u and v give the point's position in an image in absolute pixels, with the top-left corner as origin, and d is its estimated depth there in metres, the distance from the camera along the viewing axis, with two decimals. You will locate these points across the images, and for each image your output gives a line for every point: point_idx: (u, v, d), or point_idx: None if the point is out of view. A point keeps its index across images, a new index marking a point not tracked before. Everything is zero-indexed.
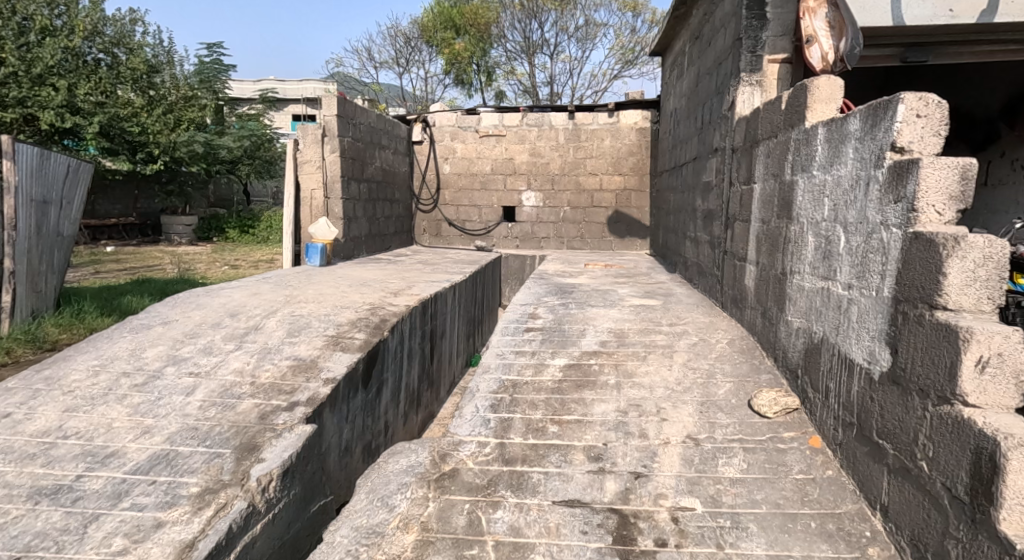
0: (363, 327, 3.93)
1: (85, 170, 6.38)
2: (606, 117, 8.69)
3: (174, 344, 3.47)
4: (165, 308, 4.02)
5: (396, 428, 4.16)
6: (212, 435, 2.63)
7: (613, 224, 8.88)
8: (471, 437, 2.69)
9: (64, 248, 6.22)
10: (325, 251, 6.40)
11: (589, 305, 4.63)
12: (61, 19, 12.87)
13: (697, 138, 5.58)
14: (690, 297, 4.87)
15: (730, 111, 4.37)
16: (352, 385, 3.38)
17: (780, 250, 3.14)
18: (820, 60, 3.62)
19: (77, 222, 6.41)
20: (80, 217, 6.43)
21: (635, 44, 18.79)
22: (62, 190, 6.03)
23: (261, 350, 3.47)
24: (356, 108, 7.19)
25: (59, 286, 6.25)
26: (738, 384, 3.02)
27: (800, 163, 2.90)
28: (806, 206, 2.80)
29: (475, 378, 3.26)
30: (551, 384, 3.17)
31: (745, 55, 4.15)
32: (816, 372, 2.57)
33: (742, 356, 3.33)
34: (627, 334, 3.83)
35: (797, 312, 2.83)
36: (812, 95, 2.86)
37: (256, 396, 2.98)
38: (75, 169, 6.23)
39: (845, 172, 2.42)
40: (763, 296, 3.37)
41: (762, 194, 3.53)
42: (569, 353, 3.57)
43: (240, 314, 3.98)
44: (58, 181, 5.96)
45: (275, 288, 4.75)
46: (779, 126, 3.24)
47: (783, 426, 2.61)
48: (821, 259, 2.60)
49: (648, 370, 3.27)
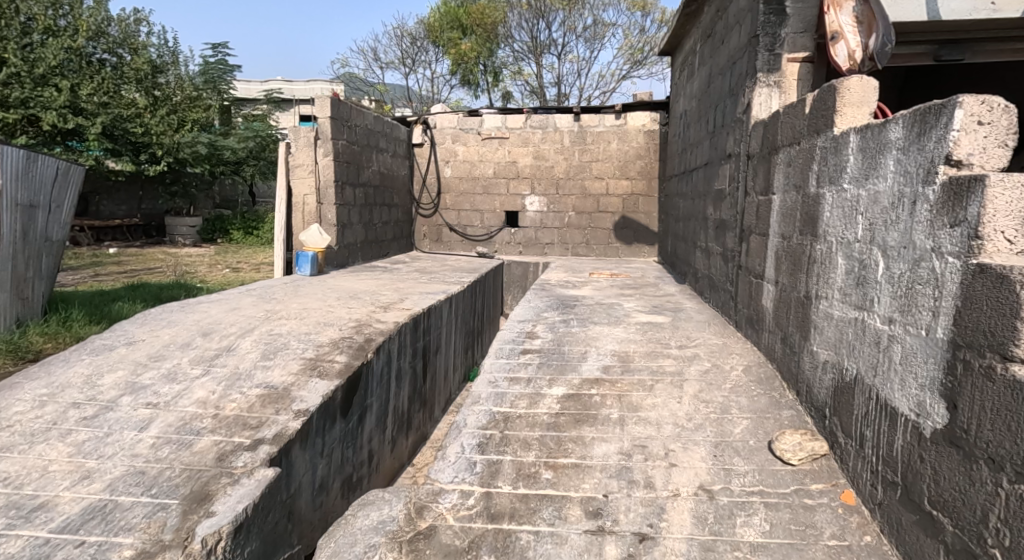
0: (345, 348, 3.62)
1: (75, 172, 6.09)
2: (613, 119, 8.37)
3: (134, 369, 3.17)
4: (132, 327, 3.73)
5: (381, 456, 3.85)
6: (159, 482, 2.33)
7: (620, 230, 8.57)
8: (454, 485, 2.37)
9: (53, 253, 5.94)
10: (317, 259, 6.10)
11: (593, 322, 4.31)
12: (65, 19, 12.63)
13: (709, 143, 5.25)
14: (701, 313, 4.53)
15: (745, 115, 4.04)
16: (329, 416, 3.07)
17: (803, 270, 2.81)
18: (847, 58, 3.27)
19: (67, 226, 6.14)
20: (70, 221, 6.16)
21: (643, 44, 18.49)
22: (50, 193, 5.75)
23: (230, 376, 3.16)
24: (351, 109, 6.89)
25: (47, 292, 5.97)
26: (756, 423, 2.69)
27: (828, 175, 2.57)
28: (835, 223, 2.47)
29: (463, 409, 2.95)
30: (546, 418, 2.85)
31: (763, 54, 3.81)
32: (846, 416, 2.25)
33: (759, 387, 3.00)
34: (632, 358, 3.51)
35: (825, 343, 2.50)
36: (841, 98, 2.53)
37: (217, 432, 2.67)
38: (65, 171, 5.96)
39: (883, 188, 2.09)
40: (783, 320, 3.05)
41: (782, 207, 3.19)
42: (567, 381, 3.24)
43: (213, 334, 3.68)
44: (46, 184, 5.69)
45: (257, 302, 4.46)
46: (802, 132, 2.92)
47: (809, 476, 2.27)
48: (853, 286, 2.27)
49: (655, 403, 2.94)
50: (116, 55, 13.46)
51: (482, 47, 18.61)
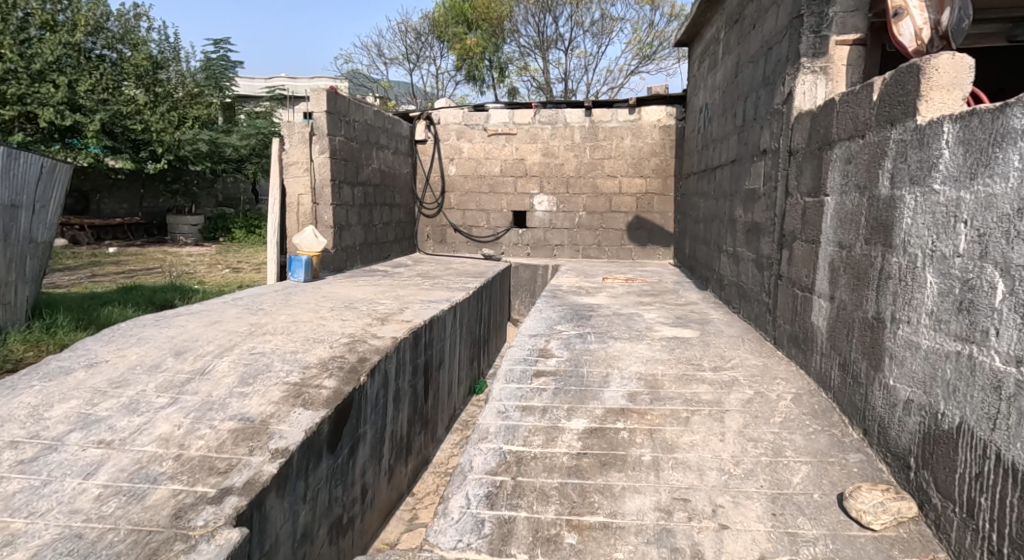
0: (335, 371, 3.20)
1: (63, 169, 5.67)
2: (626, 113, 7.91)
3: (91, 397, 2.75)
4: (96, 345, 3.31)
5: (377, 490, 3.45)
6: (98, 550, 1.91)
7: (634, 231, 8.11)
8: (456, 553, 1.94)
9: (39, 255, 5.53)
10: (312, 264, 5.68)
11: (613, 337, 3.87)
12: (63, 14, 12.22)
13: (736, 139, 4.80)
14: (731, 326, 4.10)
15: (785, 105, 3.60)
16: (314, 453, 2.65)
17: (872, 287, 2.38)
18: (913, 38, 2.79)
19: (55, 226, 5.72)
20: (58, 220, 5.74)
21: (652, 39, 18.01)
22: (34, 193, 5.33)
23: (201, 406, 2.74)
24: (349, 103, 6.45)
25: (33, 296, 5.57)
26: (818, 469, 2.25)
27: (909, 173, 2.14)
28: (922, 230, 2.04)
29: (469, 447, 2.52)
30: (567, 460, 2.43)
31: (807, 37, 3.39)
32: (943, 473, 1.83)
33: (816, 423, 2.56)
34: (661, 383, 3.07)
35: (907, 379, 2.07)
36: (926, 79, 2.09)
37: (177, 480, 2.25)
38: (52, 168, 5.53)
39: (1003, 189, 1.67)
40: (843, 343, 2.62)
41: (839, 211, 2.75)
42: (588, 412, 2.81)
43: (187, 353, 3.27)
44: (30, 182, 5.28)
45: (241, 315, 4.05)
46: (868, 122, 2.48)
47: (898, 547, 1.84)
48: (953, 310, 1.84)
49: (694, 441, 2.51)
50: (115, 51, 13.04)
51: (488, 42, 18.12)
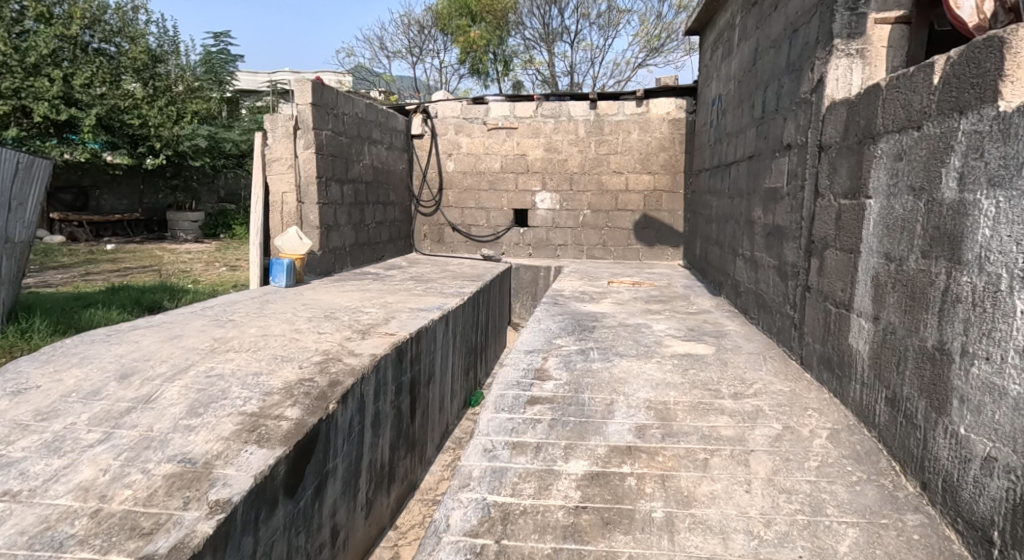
0: (300, 398, 2.79)
1: (41, 166, 5.24)
2: (633, 106, 7.48)
3: (8, 434, 2.36)
4: (33, 366, 2.92)
5: (352, 526, 3.06)
6: None
7: (641, 230, 7.68)
8: None
9: (16, 255, 5.12)
10: (294, 267, 5.28)
11: (619, 353, 3.47)
12: (60, 7, 11.82)
13: (754, 133, 4.38)
14: (750, 340, 3.68)
15: (815, 94, 3.17)
16: (266, 502, 2.26)
17: (932, 310, 1.97)
18: (973, 12, 2.36)
19: (33, 225, 5.30)
20: (36, 218, 5.31)
21: (661, 31, 17.52)
22: (9, 192, 4.90)
23: (137, 444, 2.34)
24: (337, 94, 6.03)
25: (9, 298, 5.16)
26: (868, 535, 1.83)
27: (988, 172, 1.73)
28: (1008, 244, 1.64)
29: (447, 499, 2.11)
30: (562, 517, 2.01)
31: (841, 15, 2.96)
32: None
33: (859, 470, 2.15)
34: (674, 413, 2.66)
35: (987, 431, 1.68)
36: (1013, 55, 1.67)
37: (88, 546, 1.85)
38: (29, 165, 5.10)
39: None
40: (891, 375, 2.20)
41: (887, 214, 2.32)
42: (589, 451, 2.39)
43: (134, 376, 2.87)
44: (5, 179, 4.84)
45: (206, 328, 3.65)
46: (928, 106, 2.06)
47: None
48: None
49: (714, 491, 2.11)
50: (114, 44, 12.63)
51: (493, 35, 17.60)
